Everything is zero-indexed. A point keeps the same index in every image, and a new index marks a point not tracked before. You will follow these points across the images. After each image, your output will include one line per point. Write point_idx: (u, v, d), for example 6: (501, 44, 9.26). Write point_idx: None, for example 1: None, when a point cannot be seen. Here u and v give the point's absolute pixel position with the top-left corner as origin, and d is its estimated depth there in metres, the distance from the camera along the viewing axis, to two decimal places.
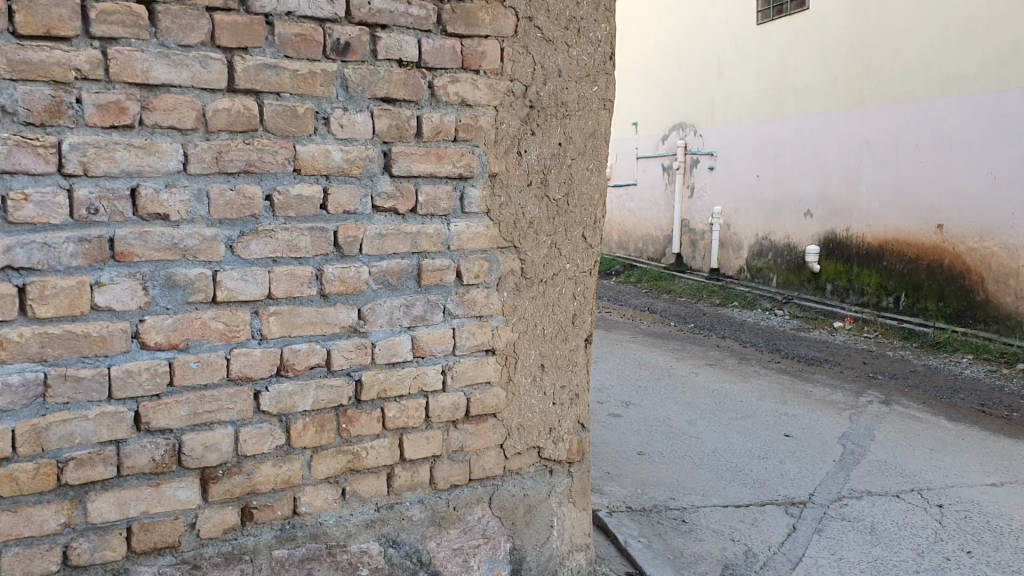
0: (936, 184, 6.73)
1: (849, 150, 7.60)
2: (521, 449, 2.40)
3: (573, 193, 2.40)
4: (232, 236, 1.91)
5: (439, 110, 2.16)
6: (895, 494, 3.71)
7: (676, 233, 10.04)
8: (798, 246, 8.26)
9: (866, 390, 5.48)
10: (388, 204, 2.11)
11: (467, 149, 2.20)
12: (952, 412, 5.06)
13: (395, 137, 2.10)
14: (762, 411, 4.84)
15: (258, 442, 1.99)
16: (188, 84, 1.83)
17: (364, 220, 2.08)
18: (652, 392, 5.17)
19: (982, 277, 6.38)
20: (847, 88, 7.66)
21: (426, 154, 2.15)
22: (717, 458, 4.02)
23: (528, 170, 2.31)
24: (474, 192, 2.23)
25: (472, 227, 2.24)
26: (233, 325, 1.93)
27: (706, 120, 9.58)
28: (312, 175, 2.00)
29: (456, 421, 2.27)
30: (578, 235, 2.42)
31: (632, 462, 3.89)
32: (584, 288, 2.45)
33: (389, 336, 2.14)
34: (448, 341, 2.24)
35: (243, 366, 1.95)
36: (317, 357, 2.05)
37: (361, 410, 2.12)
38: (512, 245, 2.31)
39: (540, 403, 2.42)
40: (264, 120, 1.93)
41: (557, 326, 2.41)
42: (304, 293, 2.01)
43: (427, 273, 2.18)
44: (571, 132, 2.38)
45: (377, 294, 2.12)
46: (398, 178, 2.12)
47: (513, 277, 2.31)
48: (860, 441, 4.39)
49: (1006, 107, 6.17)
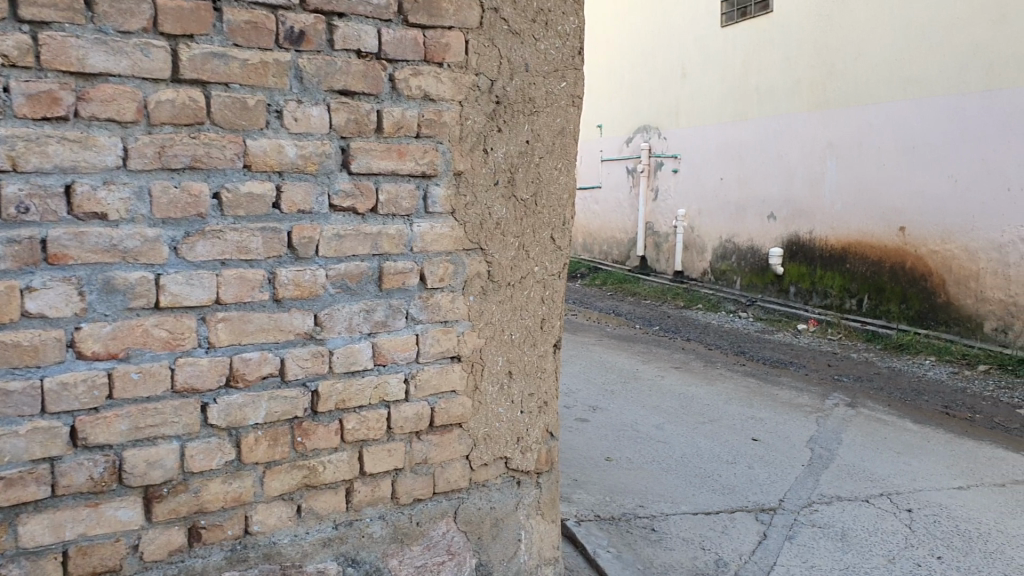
0: (898, 186, 6.70)
1: (812, 152, 7.56)
2: (488, 460, 2.29)
3: (541, 192, 2.29)
4: (176, 237, 1.79)
5: (401, 104, 2.04)
6: (864, 498, 3.53)
7: (640, 235, 9.96)
8: (761, 248, 8.20)
9: (833, 392, 5.40)
10: (347, 203, 1.99)
11: (430, 145, 2.09)
12: (918, 414, 4.97)
13: (354, 132, 1.98)
14: (729, 415, 4.76)
15: (205, 458, 1.86)
16: (128, 73, 1.71)
17: (320, 220, 1.96)
18: (619, 395, 5.07)
19: (943, 279, 6.35)
20: (811, 90, 7.62)
21: (387, 150, 2.03)
22: (686, 463, 3.88)
23: (494, 168, 2.20)
24: (438, 191, 2.12)
25: (436, 228, 2.12)
26: (178, 332, 1.80)
27: (671, 122, 9.51)
28: (264, 171, 1.88)
29: (419, 432, 2.15)
30: (547, 236, 2.31)
31: (600, 466, 3.78)
32: (552, 292, 2.35)
33: (348, 343, 2.02)
34: (411, 348, 2.12)
35: (189, 376, 1.82)
36: (270, 367, 1.92)
37: (318, 422, 2.00)
38: (478, 247, 2.19)
39: (507, 412, 2.30)
40: (211, 113, 1.81)
41: (525, 332, 2.30)
42: (255, 298, 1.89)
43: (388, 276, 2.07)
44: (539, 129, 2.27)
45: (334, 299, 2.00)
46: (356, 176, 2.00)
47: (479, 280, 2.20)
48: (828, 444, 4.26)
49: (967, 110, 6.15)
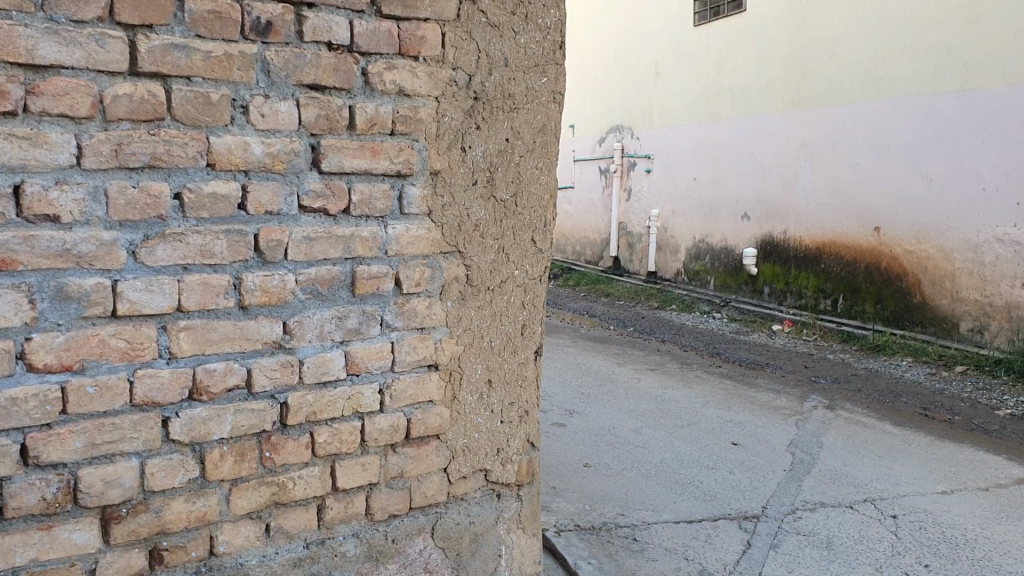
0: (873, 185, 6.65)
1: (787, 152, 7.50)
2: (466, 472, 2.18)
3: (521, 193, 2.19)
4: (134, 240, 1.67)
5: (374, 99, 1.94)
6: (849, 504, 3.45)
7: (613, 235, 9.88)
8: (735, 248, 8.14)
9: (810, 394, 5.33)
10: (317, 204, 1.88)
11: (405, 143, 1.98)
12: (897, 416, 4.90)
13: (325, 130, 1.88)
14: (707, 418, 4.68)
15: (167, 475, 1.75)
16: (82, 66, 1.59)
17: (289, 221, 1.85)
18: (595, 399, 4.98)
19: (919, 279, 6.31)
20: (785, 89, 7.56)
21: (360, 148, 1.92)
22: (665, 468, 3.80)
23: (472, 168, 2.10)
24: (414, 191, 2.01)
25: (412, 230, 2.02)
26: (137, 342, 1.69)
27: (644, 122, 9.44)
28: (229, 170, 1.77)
29: (395, 444, 2.05)
30: (527, 239, 2.22)
31: (578, 473, 3.67)
32: (533, 296, 2.25)
33: (319, 352, 1.91)
34: (386, 356, 2.01)
35: (149, 390, 1.71)
36: (236, 378, 1.81)
37: (287, 436, 1.89)
38: (457, 250, 2.09)
39: (486, 422, 2.20)
40: (171, 109, 1.70)
41: (505, 338, 2.21)
42: (220, 305, 1.77)
43: (362, 280, 1.96)
44: (519, 126, 2.17)
45: (305, 305, 1.89)
46: (327, 175, 1.89)
47: (457, 285, 2.10)
48: (809, 448, 4.19)
49: (941, 109, 6.11)
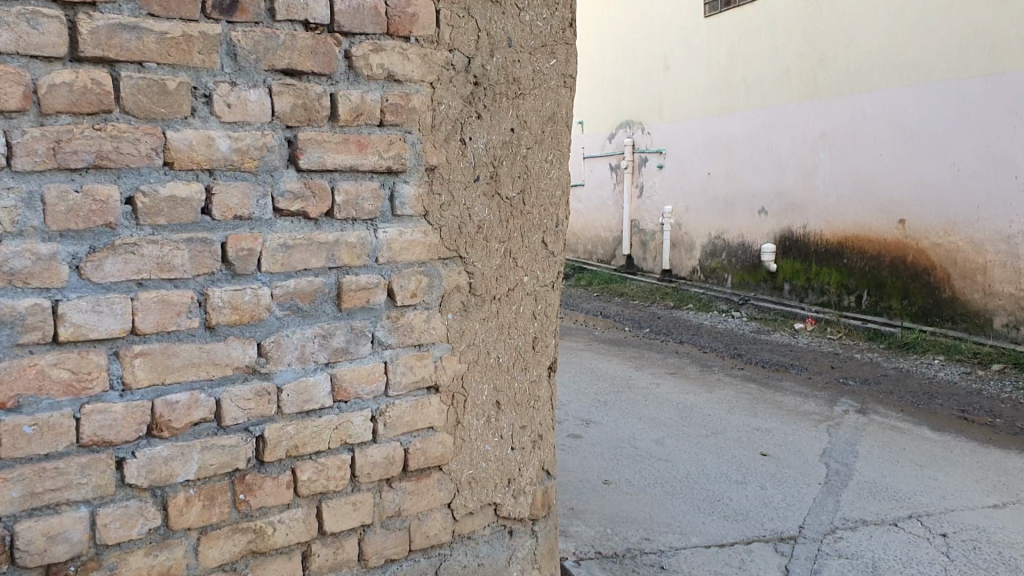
0: (896, 176, 6.37)
1: (804, 144, 7.23)
2: (473, 507, 1.94)
3: (529, 190, 1.95)
4: (78, 254, 1.43)
5: (360, 86, 1.69)
6: (891, 522, 3.20)
7: (626, 233, 9.61)
8: (752, 245, 7.87)
9: (839, 398, 5.06)
10: (296, 207, 1.63)
11: (396, 135, 1.74)
12: (933, 420, 4.63)
13: (303, 121, 1.63)
14: (732, 426, 4.41)
15: (124, 526, 1.51)
16: (10, 50, 1.34)
17: (263, 228, 1.60)
18: (612, 407, 4.71)
19: (948, 273, 6.03)
20: (801, 79, 7.29)
21: (344, 141, 1.67)
22: (690, 484, 3.54)
23: (474, 161, 1.85)
24: (407, 190, 1.77)
25: (406, 234, 1.77)
26: (83, 372, 1.44)
27: (655, 116, 9.17)
28: (189, 170, 1.52)
29: (391, 479, 1.80)
30: (537, 241, 1.98)
31: (596, 491, 3.41)
32: (544, 306, 2.01)
33: (300, 377, 1.67)
34: (379, 379, 1.77)
35: (100, 427, 1.47)
36: (202, 411, 1.56)
37: (265, 474, 1.64)
38: (457, 256, 1.85)
39: (495, 449, 1.96)
40: (120, 100, 1.45)
41: (514, 354, 1.96)
42: (181, 326, 1.53)
43: (348, 293, 1.71)
44: (525, 114, 1.93)
45: (282, 324, 1.64)
46: (306, 174, 1.64)
47: (459, 295, 1.86)
48: (844, 458, 3.92)
49: (968, 95, 5.84)
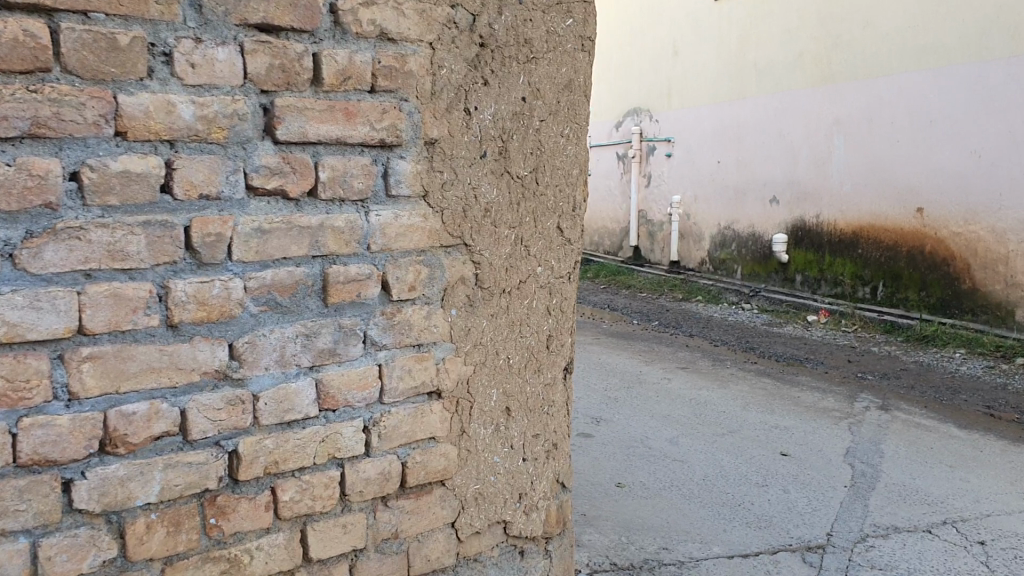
0: (914, 163, 6.04)
1: (817, 131, 6.86)
2: (480, 527, 1.71)
3: (543, 167, 1.72)
4: (12, 239, 1.20)
5: (348, 45, 1.46)
6: (926, 528, 2.97)
7: (632, 224, 9.17)
8: (762, 235, 7.46)
9: (859, 393, 4.82)
10: (273, 184, 1.40)
11: (390, 102, 1.51)
12: (959, 416, 4.40)
13: (282, 84, 1.40)
14: (749, 424, 4.18)
15: (72, 559, 1.27)
16: None
17: (234, 209, 1.37)
18: (623, 405, 4.47)
19: (969, 264, 5.72)
20: (814, 63, 6.90)
21: (328, 108, 1.44)
22: (707, 487, 3.30)
23: (480, 135, 1.62)
24: (403, 166, 1.53)
25: (402, 217, 1.54)
26: (19, 379, 1.21)
27: (662, 104, 8.73)
28: (146, 141, 1.29)
29: (386, 497, 1.57)
30: (552, 226, 1.75)
31: (609, 497, 3.16)
32: (559, 299, 1.79)
33: (279, 384, 1.43)
34: (373, 384, 1.53)
35: (40, 444, 1.23)
36: (165, 424, 1.34)
37: (239, 495, 1.42)
38: (462, 242, 1.62)
39: (504, 461, 1.73)
40: (61, 57, 1.21)
41: (527, 353, 1.74)
42: (139, 324, 1.30)
43: (336, 286, 1.48)
44: (539, 82, 1.70)
45: (257, 322, 1.41)
46: (284, 146, 1.41)
47: (463, 287, 1.63)
48: (869, 458, 3.69)
49: (991, 79, 5.53)
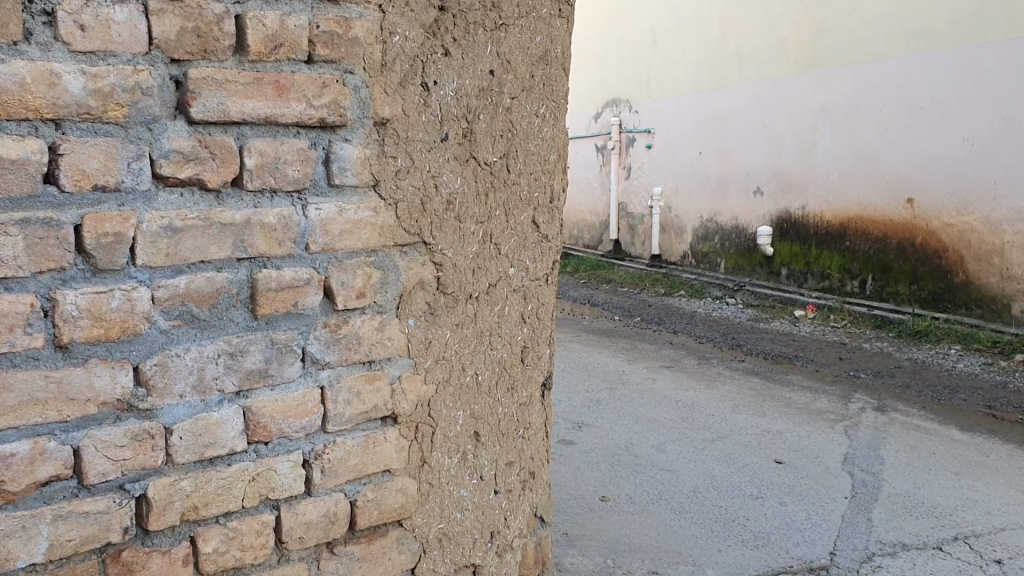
0: (904, 152, 5.77)
1: (802, 120, 6.59)
2: (444, 572, 1.48)
3: (514, 153, 1.49)
4: None
5: (279, 5, 1.20)
6: (936, 546, 2.75)
7: (612, 217, 8.90)
8: (747, 228, 7.19)
9: (853, 394, 4.61)
10: (186, 173, 1.16)
11: (331, 75, 1.26)
12: (959, 417, 4.20)
13: (197, 52, 1.14)
14: (740, 429, 3.94)
15: None
16: None
17: (139, 203, 1.13)
18: (606, 408, 4.24)
19: (962, 256, 5.46)
20: (799, 49, 6.63)
21: (256, 82, 1.19)
22: (698, 501, 3.07)
23: (440, 114, 1.38)
24: (348, 151, 1.29)
25: (348, 212, 1.30)
26: None
27: (642, 94, 8.46)
28: (24, 119, 1.03)
29: (333, 542, 1.33)
30: (525, 220, 1.52)
31: (593, 511, 2.94)
32: (535, 305, 1.56)
33: (198, 414, 1.19)
34: (314, 411, 1.29)
35: None
36: (53, 467, 1.09)
37: (151, 548, 1.18)
38: (420, 240, 1.38)
39: (472, 495, 1.50)
40: None
41: (498, 368, 1.51)
42: (16, 346, 1.05)
43: (267, 295, 1.23)
44: (509, 52, 1.46)
45: (169, 339, 1.16)
46: (201, 127, 1.16)
47: (422, 293, 1.39)
48: (869, 466, 3.47)
49: (984, 65, 5.26)
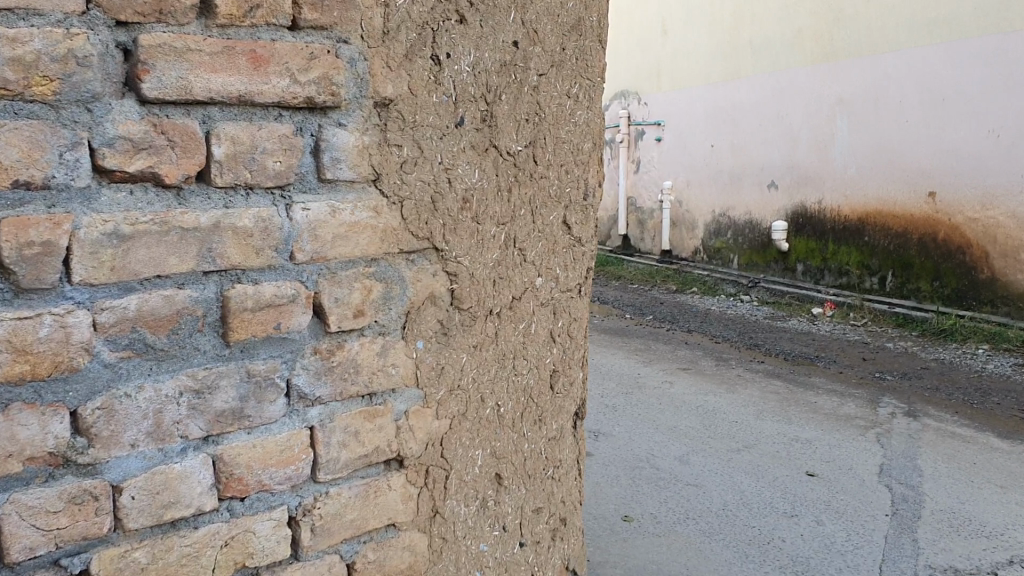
0: (926, 144, 5.52)
1: (819, 109, 6.33)
2: None
3: (542, 141, 1.25)
4: None
5: None
6: (991, 571, 2.51)
7: (620, 212, 8.63)
8: (760, 222, 6.94)
9: (881, 397, 4.36)
10: (137, 165, 0.92)
11: (321, 44, 1.02)
12: (996, 423, 3.96)
13: (150, 13, 0.90)
14: (766, 438, 3.69)
15: None
16: None
17: (78, 205, 0.89)
18: (622, 415, 3.99)
19: (987, 252, 5.21)
20: (814, 37, 6.37)
21: (226, 51, 0.95)
22: (728, 520, 2.83)
23: (455, 94, 1.14)
24: (343, 138, 1.05)
25: (342, 212, 1.06)
26: None
27: (651, 85, 8.19)
28: None
29: None
30: (555, 220, 1.28)
31: (615, 533, 2.70)
32: (566, 321, 1.32)
33: (154, 466, 0.95)
34: (301, 458, 1.05)
35: None
36: None
37: None
38: (429, 247, 1.15)
39: (493, 549, 1.27)
40: None
41: (522, 397, 1.27)
42: None
43: (241, 316, 1.00)
44: (535, 20, 1.22)
45: (115, 375, 0.92)
46: (155, 107, 0.92)
47: (433, 310, 1.16)
48: (908, 478, 3.23)
49: (1010, 52, 5.01)
